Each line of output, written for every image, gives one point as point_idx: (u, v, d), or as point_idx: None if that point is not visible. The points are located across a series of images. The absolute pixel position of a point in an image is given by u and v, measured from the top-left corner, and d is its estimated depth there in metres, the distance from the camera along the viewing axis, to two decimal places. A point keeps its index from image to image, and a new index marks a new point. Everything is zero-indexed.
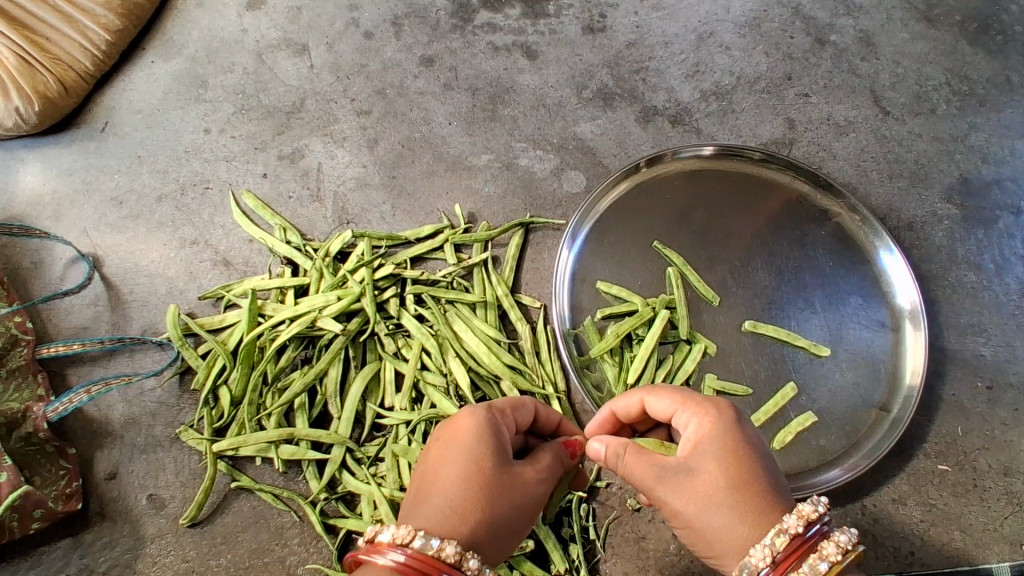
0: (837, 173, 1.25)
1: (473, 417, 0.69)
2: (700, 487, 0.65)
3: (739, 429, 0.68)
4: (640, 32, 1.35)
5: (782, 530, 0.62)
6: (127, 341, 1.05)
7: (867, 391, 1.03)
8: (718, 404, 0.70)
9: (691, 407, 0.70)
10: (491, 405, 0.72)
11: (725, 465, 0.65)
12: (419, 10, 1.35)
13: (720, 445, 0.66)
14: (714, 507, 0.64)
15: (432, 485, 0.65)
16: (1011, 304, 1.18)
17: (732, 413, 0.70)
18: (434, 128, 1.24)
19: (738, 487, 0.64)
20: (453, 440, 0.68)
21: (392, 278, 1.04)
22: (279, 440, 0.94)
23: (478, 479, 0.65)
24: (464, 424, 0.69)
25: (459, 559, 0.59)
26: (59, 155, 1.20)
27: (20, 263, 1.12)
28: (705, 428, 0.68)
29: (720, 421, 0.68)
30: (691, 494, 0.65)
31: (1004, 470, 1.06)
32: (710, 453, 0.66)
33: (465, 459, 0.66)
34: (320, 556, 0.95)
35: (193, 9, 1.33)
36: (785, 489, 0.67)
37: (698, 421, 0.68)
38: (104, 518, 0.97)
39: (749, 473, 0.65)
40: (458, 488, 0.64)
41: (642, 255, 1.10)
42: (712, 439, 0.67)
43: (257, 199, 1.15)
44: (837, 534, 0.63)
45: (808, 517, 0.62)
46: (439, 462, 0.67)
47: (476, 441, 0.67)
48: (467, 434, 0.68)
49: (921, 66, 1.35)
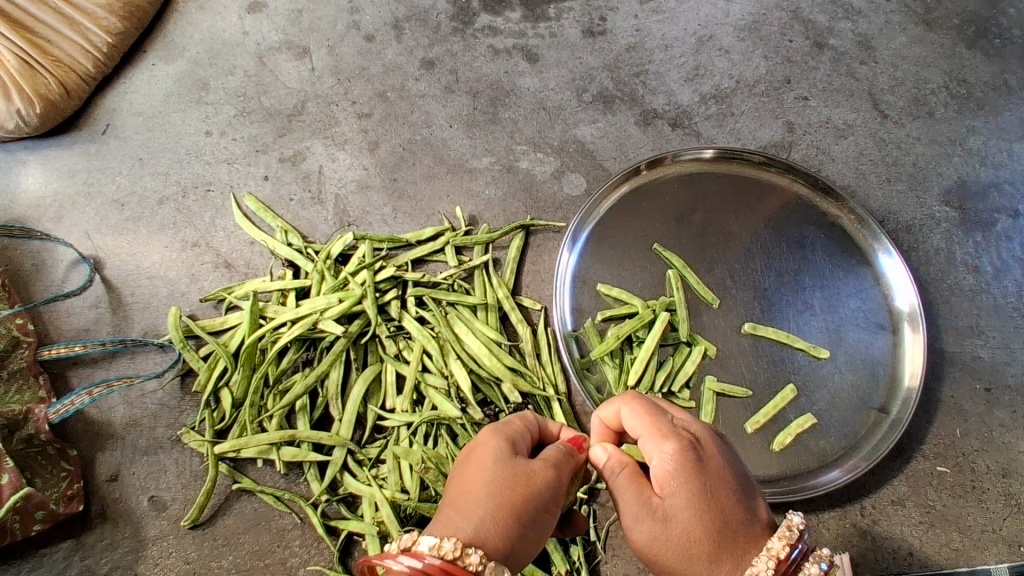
0: (836, 176, 1.25)
1: (485, 432, 0.70)
2: (675, 531, 0.62)
3: (709, 468, 0.64)
4: (640, 35, 1.36)
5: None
6: (128, 343, 1.05)
7: (866, 393, 1.04)
8: (687, 436, 0.66)
9: (664, 436, 0.65)
10: (503, 420, 0.72)
11: (699, 509, 0.62)
12: (420, 13, 1.35)
13: (690, 484, 0.63)
14: (688, 551, 0.61)
15: (447, 497, 0.65)
16: (1009, 306, 1.18)
17: (702, 448, 0.66)
18: (435, 131, 1.24)
19: (710, 531, 0.62)
20: (466, 456, 0.68)
21: (394, 280, 1.04)
22: (280, 442, 0.95)
23: (488, 480, 0.63)
24: (479, 438, 0.69)
25: (460, 555, 0.56)
26: (61, 157, 1.20)
27: (22, 265, 1.12)
28: (678, 463, 0.64)
29: (688, 453, 0.64)
30: (666, 538, 0.62)
31: (1002, 472, 1.07)
32: (682, 493, 0.63)
33: (475, 465, 0.65)
34: (321, 558, 0.95)
35: (194, 12, 1.33)
36: (758, 522, 0.64)
37: (669, 457, 0.64)
38: (105, 520, 0.97)
39: (720, 513, 0.62)
40: (472, 493, 0.63)
41: (642, 257, 1.10)
42: (680, 476, 0.63)
43: (258, 202, 1.15)
44: (809, 565, 0.61)
45: (778, 557, 0.60)
46: (455, 476, 0.67)
47: (487, 448, 0.67)
48: (479, 447, 0.68)
49: (919, 70, 1.36)
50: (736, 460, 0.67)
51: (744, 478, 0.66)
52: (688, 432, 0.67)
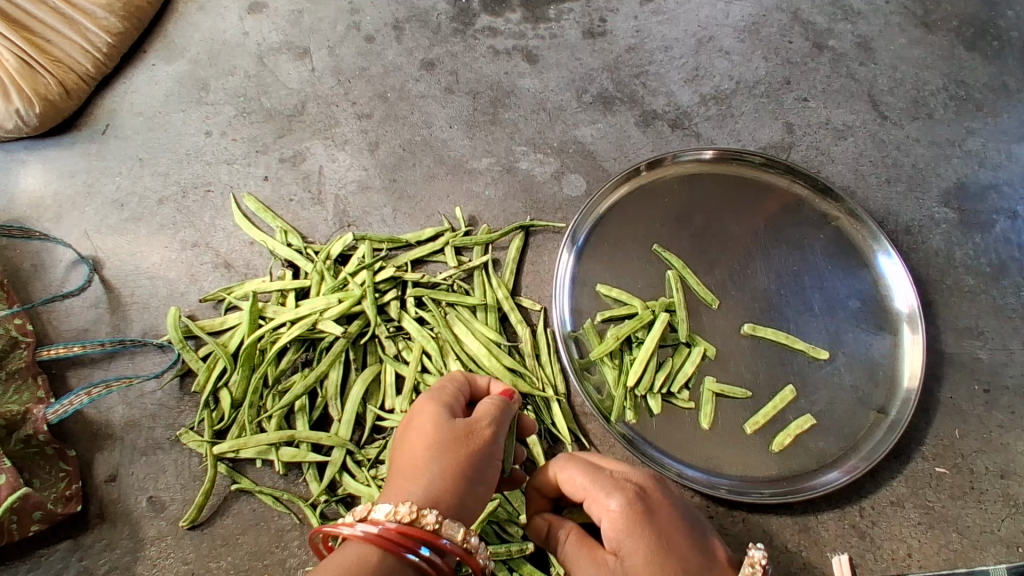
0: (835, 177, 1.25)
1: (420, 402, 0.73)
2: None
3: (653, 517, 0.68)
4: (640, 37, 1.36)
5: None
6: (128, 343, 1.05)
7: (866, 394, 1.04)
8: (628, 491, 0.69)
9: (608, 495, 0.69)
10: (435, 390, 0.75)
11: (651, 559, 0.66)
12: (421, 14, 1.35)
13: (637, 540, 0.66)
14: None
15: (393, 471, 0.67)
16: (1008, 307, 1.18)
17: (643, 498, 0.69)
18: (435, 131, 1.24)
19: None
20: (406, 429, 0.71)
21: (393, 280, 1.04)
22: (279, 442, 0.95)
23: (432, 445, 0.67)
24: (415, 409, 0.72)
25: (416, 517, 0.59)
26: (60, 157, 1.20)
27: (21, 265, 1.12)
28: (623, 522, 0.67)
29: (629, 509, 0.68)
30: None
31: (1001, 473, 1.07)
32: (632, 547, 0.66)
33: (418, 435, 0.68)
34: (320, 558, 0.95)
35: (194, 13, 1.33)
36: (710, 565, 0.68)
37: (614, 515, 0.68)
38: (103, 520, 0.97)
39: (671, 560, 0.66)
40: (419, 460, 0.66)
41: (642, 258, 1.10)
42: (628, 532, 0.67)
43: (258, 202, 1.15)
44: None
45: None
46: (398, 450, 0.70)
47: (425, 418, 0.70)
48: (416, 419, 0.71)
49: (918, 72, 1.36)
50: (680, 505, 0.71)
51: (691, 522, 0.70)
52: (631, 485, 0.70)
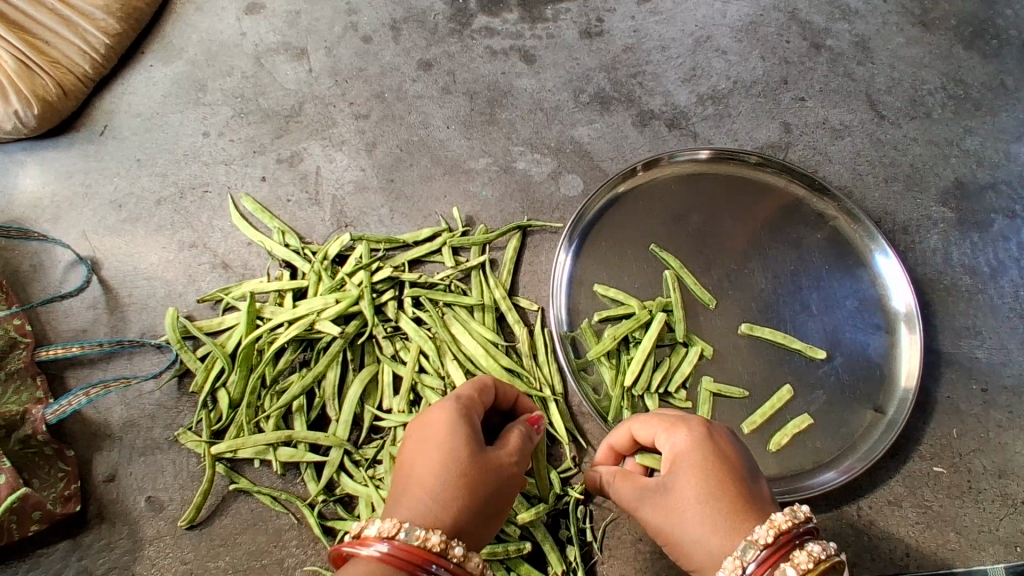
0: (833, 177, 1.25)
1: (437, 409, 0.71)
2: (681, 504, 0.67)
3: (715, 449, 0.69)
4: (637, 36, 1.36)
5: (752, 541, 0.62)
6: (126, 344, 1.05)
7: (863, 393, 1.04)
8: (696, 425, 0.72)
9: (674, 428, 0.72)
10: (455, 395, 0.73)
11: (703, 481, 0.67)
12: (418, 14, 1.36)
13: (696, 465, 0.68)
14: (692, 518, 0.66)
15: (409, 478, 0.66)
16: (1005, 307, 1.19)
17: (709, 433, 0.71)
18: (432, 132, 1.24)
19: (715, 504, 0.66)
20: (426, 437, 0.69)
21: (391, 281, 1.05)
22: (277, 442, 0.95)
23: (449, 466, 0.66)
24: (433, 416, 0.70)
25: (444, 547, 0.60)
26: (59, 158, 1.20)
27: (20, 266, 1.12)
28: (686, 449, 0.70)
29: (698, 437, 0.70)
30: (670, 511, 0.68)
31: (999, 472, 1.07)
32: (688, 471, 0.68)
33: (433, 450, 0.67)
34: (318, 558, 0.95)
35: (192, 13, 1.34)
36: (762, 503, 0.67)
37: (676, 440, 0.71)
38: (102, 520, 0.97)
39: (723, 488, 0.66)
40: (431, 479, 0.65)
41: (639, 258, 1.10)
42: (689, 455, 0.69)
43: (255, 202, 1.15)
44: (811, 545, 0.63)
45: (780, 527, 0.63)
46: (408, 458, 0.69)
47: (445, 432, 0.68)
48: (432, 428, 0.69)
49: (916, 71, 1.36)
50: (743, 451, 0.71)
51: (748, 465, 0.70)
52: (697, 420, 0.73)
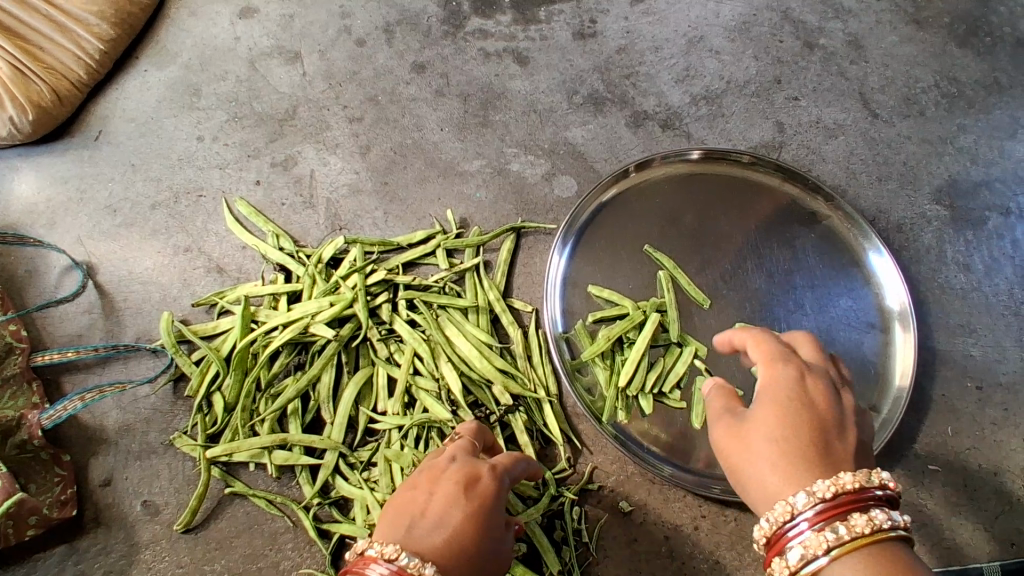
0: (826, 176, 1.26)
1: (481, 469, 0.71)
2: (751, 434, 0.65)
3: (802, 394, 0.66)
4: (630, 37, 1.36)
5: (810, 491, 0.59)
6: (121, 348, 1.06)
7: (857, 392, 1.04)
8: (796, 367, 0.68)
9: (774, 365, 0.69)
10: (499, 463, 0.73)
11: (776, 417, 0.64)
12: (411, 17, 1.36)
13: (779, 403, 0.65)
14: (759, 449, 0.64)
15: (431, 513, 0.65)
16: (1000, 304, 1.19)
17: (807, 377, 0.67)
18: (426, 134, 1.24)
19: (785, 445, 0.63)
20: (469, 486, 0.68)
21: (385, 283, 1.05)
22: (272, 445, 0.95)
23: (479, 526, 0.64)
24: (479, 476, 0.70)
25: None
26: (54, 164, 1.21)
27: (15, 272, 1.13)
28: (773, 387, 0.67)
29: (790, 378, 0.67)
30: (738, 437, 0.66)
31: (994, 470, 1.07)
32: (766, 406, 0.66)
33: (468, 500, 0.66)
34: (313, 561, 0.95)
35: (186, 18, 1.34)
36: (841, 459, 0.62)
37: (767, 374, 0.69)
38: (98, 525, 0.98)
39: (800, 433, 0.63)
40: (455, 525, 0.63)
41: (633, 259, 1.11)
42: (776, 394, 0.66)
43: (250, 206, 1.16)
44: (878, 512, 0.58)
45: (844, 486, 0.58)
46: (432, 491, 0.67)
47: (482, 494, 0.67)
48: (469, 481, 0.68)
49: (910, 69, 1.37)
50: (845, 407, 0.67)
51: (841, 419, 0.65)
52: (805, 363, 0.69)
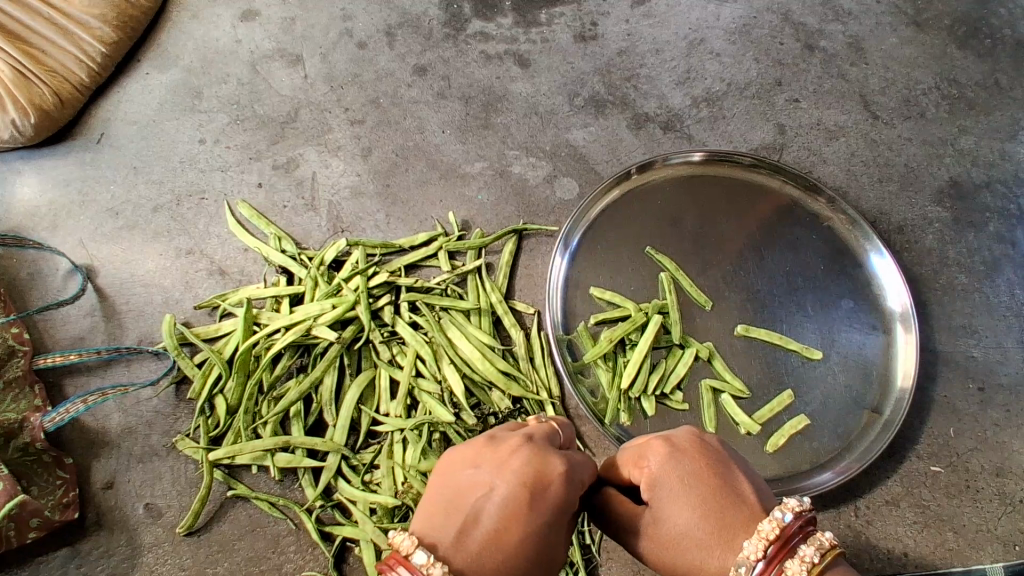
0: (827, 178, 1.26)
1: (554, 474, 0.60)
2: (670, 533, 0.61)
3: (684, 464, 0.63)
4: (631, 40, 1.36)
5: (743, 560, 0.56)
6: (124, 351, 1.06)
7: (860, 394, 1.04)
8: (660, 449, 0.65)
9: (643, 463, 0.65)
10: (568, 457, 0.63)
11: (680, 503, 0.61)
12: (412, 20, 1.36)
13: (673, 488, 0.62)
14: (683, 541, 0.60)
15: (479, 518, 0.57)
16: (1001, 305, 1.19)
17: (675, 450, 0.64)
18: (428, 136, 1.25)
19: (703, 514, 0.60)
20: (535, 498, 0.58)
21: (387, 285, 1.05)
22: (274, 448, 0.95)
23: (537, 545, 0.57)
24: (549, 486, 0.59)
25: None
26: (56, 166, 1.21)
27: (17, 275, 1.13)
28: (659, 482, 0.63)
29: (665, 458, 0.64)
30: (663, 544, 0.61)
31: (997, 471, 1.07)
32: (665, 498, 0.62)
33: (529, 515, 0.57)
34: (316, 564, 0.96)
35: (187, 21, 1.34)
36: (745, 497, 0.61)
37: (645, 476, 0.64)
38: (101, 527, 0.98)
39: (704, 501, 0.61)
40: (507, 549, 0.55)
41: (634, 261, 1.11)
42: (664, 481, 0.63)
43: (252, 209, 1.16)
44: (806, 547, 0.56)
45: (768, 537, 0.56)
46: (492, 487, 0.58)
47: (545, 513, 0.58)
48: (536, 489, 0.58)
49: (910, 71, 1.37)
50: (716, 449, 0.66)
51: (722, 460, 0.64)
52: (665, 436, 0.66)
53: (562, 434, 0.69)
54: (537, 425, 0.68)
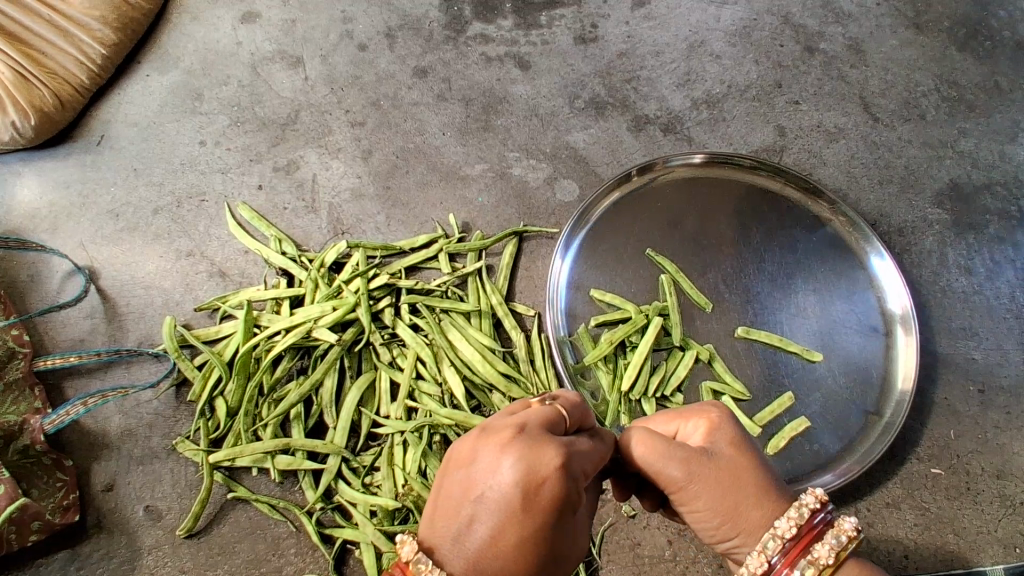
0: (827, 180, 1.26)
1: (549, 470, 0.51)
2: (730, 477, 0.59)
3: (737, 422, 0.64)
4: (631, 42, 1.37)
5: (802, 504, 0.60)
6: (124, 353, 1.06)
7: (860, 396, 1.04)
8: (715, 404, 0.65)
9: (700, 412, 0.63)
10: (568, 445, 0.54)
11: (739, 450, 0.61)
12: (413, 22, 1.36)
13: (734, 437, 0.62)
14: (741, 486, 0.59)
15: (474, 528, 0.51)
16: (1002, 307, 1.19)
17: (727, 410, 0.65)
18: (429, 138, 1.25)
19: (757, 467, 0.61)
20: (528, 503, 0.50)
21: (387, 287, 1.05)
22: (275, 450, 0.95)
23: (539, 549, 0.51)
24: (544, 487, 0.51)
25: None
26: (57, 168, 1.21)
27: (18, 276, 1.13)
28: (721, 429, 0.62)
29: (723, 412, 0.64)
30: (722, 485, 0.59)
31: (998, 473, 1.07)
32: (727, 444, 0.61)
33: (525, 522, 0.50)
34: (316, 566, 0.95)
35: (188, 23, 1.34)
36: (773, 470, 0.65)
37: (704, 423, 0.62)
38: (100, 530, 0.98)
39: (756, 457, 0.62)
40: (506, 558, 0.50)
41: (635, 263, 1.11)
42: (726, 430, 0.62)
43: (253, 211, 1.16)
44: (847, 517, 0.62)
45: (823, 493, 0.61)
46: (485, 491, 0.51)
47: (543, 517, 0.51)
48: (530, 489, 0.51)
49: (910, 73, 1.37)
50: None
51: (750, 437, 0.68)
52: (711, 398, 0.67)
53: (568, 417, 0.60)
54: (538, 408, 0.59)
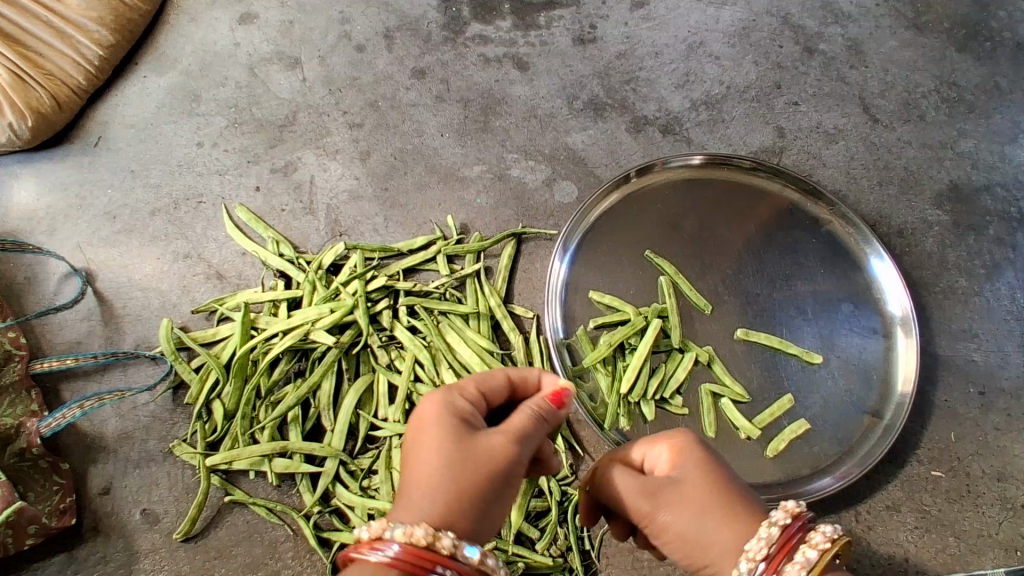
0: (826, 181, 1.26)
1: (447, 410, 0.64)
2: (715, 474, 0.64)
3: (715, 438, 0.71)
4: (629, 43, 1.36)
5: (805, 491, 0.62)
6: (121, 355, 1.05)
7: (860, 399, 1.04)
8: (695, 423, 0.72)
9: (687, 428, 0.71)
10: (460, 391, 0.67)
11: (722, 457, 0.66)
12: (411, 23, 1.36)
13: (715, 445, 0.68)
14: (727, 482, 0.63)
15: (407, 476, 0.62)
16: (1002, 309, 1.18)
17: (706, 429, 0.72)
18: (427, 140, 1.24)
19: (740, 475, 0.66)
20: (423, 429, 0.63)
21: (385, 289, 1.04)
22: (272, 453, 0.95)
23: (450, 452, 0.61)
24: (429, 411, 0.64)
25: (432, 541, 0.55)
26: (54, 170, 1.20)
27: (14, 278, 1.12)
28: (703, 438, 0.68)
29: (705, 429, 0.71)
30: (708, 476, 0.63)
31: (998, 476, 1.06)
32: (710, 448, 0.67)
33: (427, 442, 0.62)
34: (314, 570, 0.95)
35: (185, 24, 1.34)
36: None
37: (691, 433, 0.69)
38: (97, 534, 0.97)
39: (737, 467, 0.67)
40: (429, 476, 0.60)
41: (634, 264, 1.10)
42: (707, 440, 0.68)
43: (250, 212, 1.15)
44: None
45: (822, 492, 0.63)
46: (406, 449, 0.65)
47: (438, 428, 0.62)
48: (437, 419, 0.63)
49: (910, 74, 1.37)
50: None
51: None
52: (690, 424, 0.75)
53: None
54: None
